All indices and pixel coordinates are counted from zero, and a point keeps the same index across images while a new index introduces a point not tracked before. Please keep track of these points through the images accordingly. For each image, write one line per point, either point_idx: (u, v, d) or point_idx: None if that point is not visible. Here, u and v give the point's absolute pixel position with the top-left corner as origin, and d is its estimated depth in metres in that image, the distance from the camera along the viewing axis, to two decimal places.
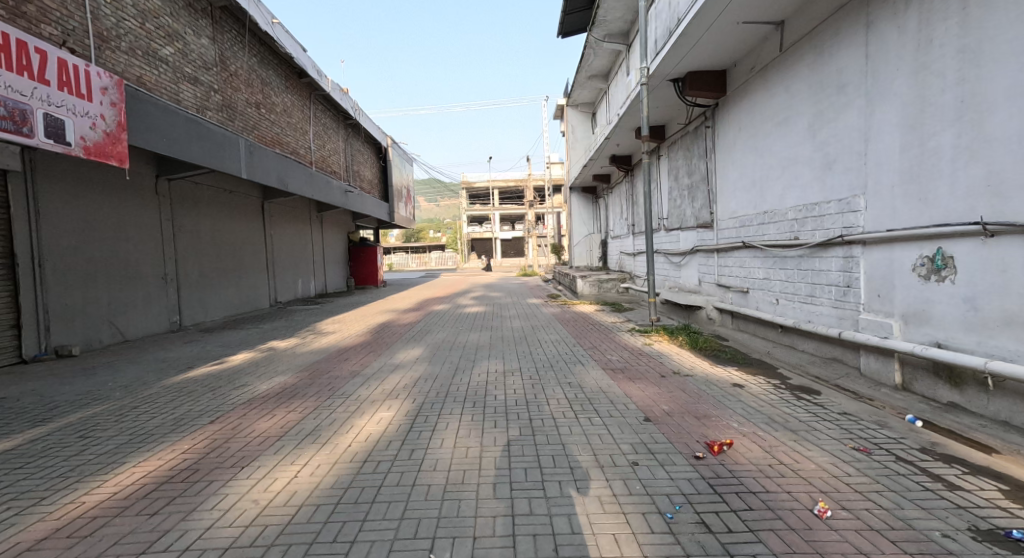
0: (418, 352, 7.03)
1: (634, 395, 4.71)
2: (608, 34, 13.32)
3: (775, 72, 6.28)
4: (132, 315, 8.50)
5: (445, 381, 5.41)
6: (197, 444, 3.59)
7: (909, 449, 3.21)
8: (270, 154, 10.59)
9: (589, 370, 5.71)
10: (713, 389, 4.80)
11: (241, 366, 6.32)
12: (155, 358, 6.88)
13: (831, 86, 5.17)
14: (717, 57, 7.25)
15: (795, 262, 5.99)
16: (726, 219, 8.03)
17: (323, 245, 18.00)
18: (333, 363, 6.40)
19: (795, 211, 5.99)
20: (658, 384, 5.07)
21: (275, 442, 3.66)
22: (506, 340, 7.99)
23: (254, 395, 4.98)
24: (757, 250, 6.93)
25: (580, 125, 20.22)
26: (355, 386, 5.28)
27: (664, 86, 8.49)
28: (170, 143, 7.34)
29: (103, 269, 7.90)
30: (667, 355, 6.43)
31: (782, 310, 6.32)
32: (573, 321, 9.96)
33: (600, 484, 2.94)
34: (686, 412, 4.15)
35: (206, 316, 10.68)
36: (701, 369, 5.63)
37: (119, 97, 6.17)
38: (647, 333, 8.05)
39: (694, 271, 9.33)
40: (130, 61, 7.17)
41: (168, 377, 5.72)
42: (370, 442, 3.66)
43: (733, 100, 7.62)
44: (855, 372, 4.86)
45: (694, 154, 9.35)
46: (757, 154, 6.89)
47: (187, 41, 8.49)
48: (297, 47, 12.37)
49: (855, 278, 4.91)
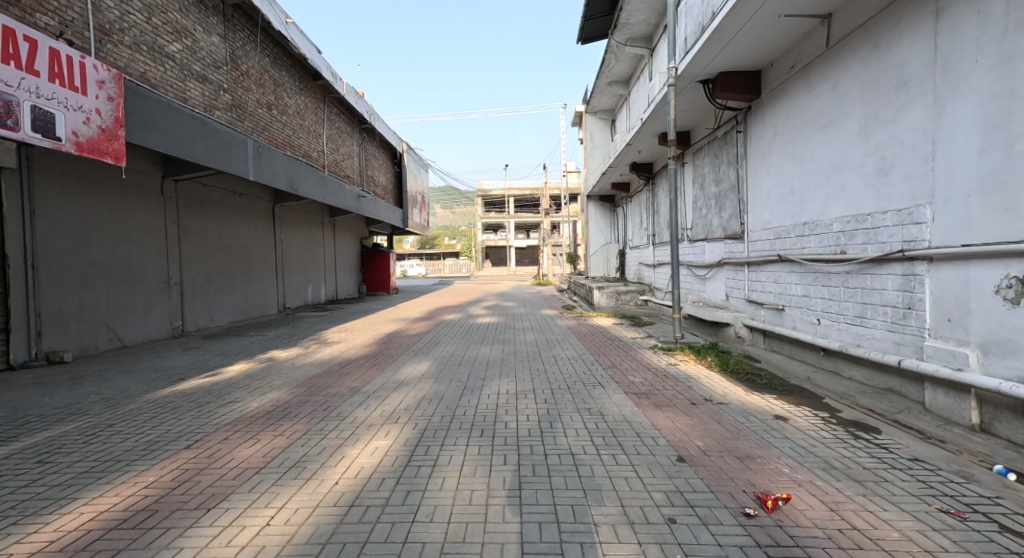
0: (425, 367, 6.56)
1: (662, 427, 4.17)
2: (631, 38, 12.85)
3: (820, 70, 5.74)
4: (131, 321, 8.19)
5: (451, 403, 4.93)
6: (164, 476, 3.15)
7: (1011, 513, 2.63)
8: (279, 156, 10.30)
9: (611, 394, 5.18)
10: (754, 421, 4.24)
11: (236, 378, 5.93)
12: (149, 367, 6.51)
13: (889, 83, 4.62)
14: (754, 54, 6.71)
15: (841, 279, 5.40)
16: (758, 230, 7.46)
17: (334, 251, 17.75)
18: (333, 378, 5.97)
19: (841, 222, 5.42)
20: (688, 413, 4.52)
21: (253, 476, 3.21)
22: (519, 355, 7.47)
23: (242, 414, 4.55)
24: (794, 264, 6.35)
25: (599, 131, 19.75)
26: (353, 406, 4.83)
27: (693, 88, 7.99)
28: (173, 141, 7.03)
29: (102, 273, 7.61)
30: (695, 378, 5.87)
31: (824, 331, 5.73)
32: (590, 335, 9.43)
33: (631, 550, 2.42)
34: (726, 451, 3.59)
35: (210, 321, 10.37)
36: (736, 396, 5.06)
37: (117, 91, 5.86)
38: (670, 351, 7.48)
39: (721, 286, 8.75)
40: (134, 56, 6.88)
41: (156, 389, 5.34)
42: (360, 480, 3.18)
43: (768, 102, 7.08)
44: (917, 407, 4.26)
45: (722, 161, 8.80)
46: (797, 160, 6.33)
47: (196, 38, 8.24)
48: (312, 48, 12.14)
49: (918, 299, 4.32)
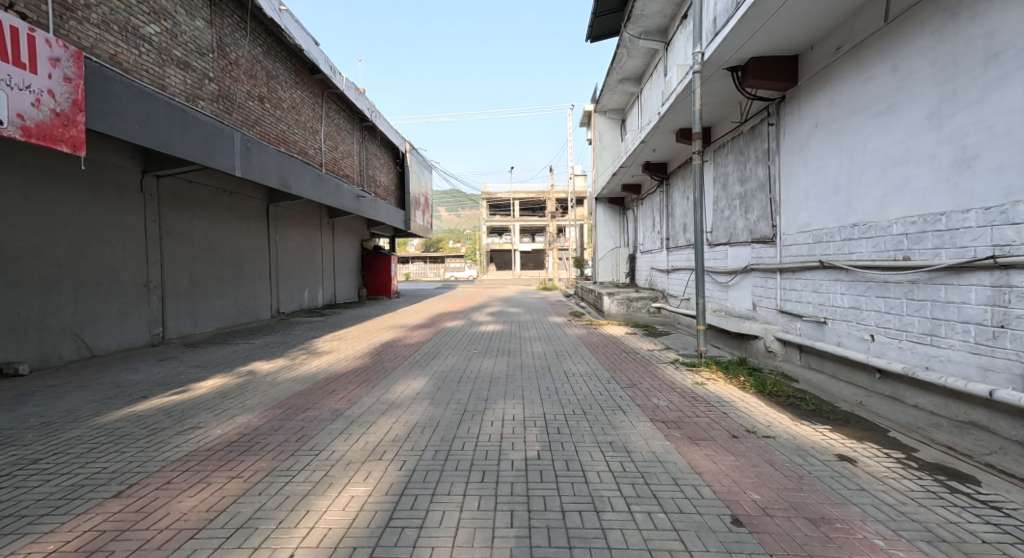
0: (421, 385, 5.80)
1: (705, 470, 3.43)
2: (645, 31, 12.10)
3: (874, 49, 5.02)
4: (103, 328, 7.51)
5: (448, 432, 4.19)
6: (68, 545, 2.46)
7: None
8: (270, 151, 9.61)
9: (635, 423, 4.43)
10: (817, 465, 3.47)
11: (206, 397, 5.21)
12: (111, 381, 5.80)
13: (974, 57, 3.92)
14: (792, 36, 5.99)
15: (902, 291, 4.65)
16: (793, 233, 6.70)
17: (333, 254, 17.06)
18: (315, 398, 5.23)
19: (903, 223, 4.66)
20: (731, 451, 3.76)
21: (184, 544, 2.49)
22: (526, 370, 6.69)
23: (200, 445, 3.83)
24: (839, 273, 5.60)
25: (608, 132, 19.00)
26: (332, 436, 4.10)
27: (719, 76, 7.28)
28: (148, 130, 6.37)
29: (69, 275, 6.97)
30: (729, 403, 5.11)
31: (879, 350, 4.97)
32: (602, 346, 8.67)
33: None
34: (791, 509, 2.85)
35: (195, 328, 9.69)
36: (783, 427, 4.30)
37: (75, 71, 5.22)
38: (695, 367, 6.72)
39: (748, 294, 7.98)
40: (103, 37, 6.22)
41: (109, 411, 4.64)
42: (324, 551, 2.47)
43: (806, 90, 6.37)
44: (1016, 448, 3.52)
45: (749, 157, 8.07)
46: (844, 153, 5.57)
47: (177, 21, 7.62)
48: (309, 38, 11.49)
49: (1016, 317, 3.61)
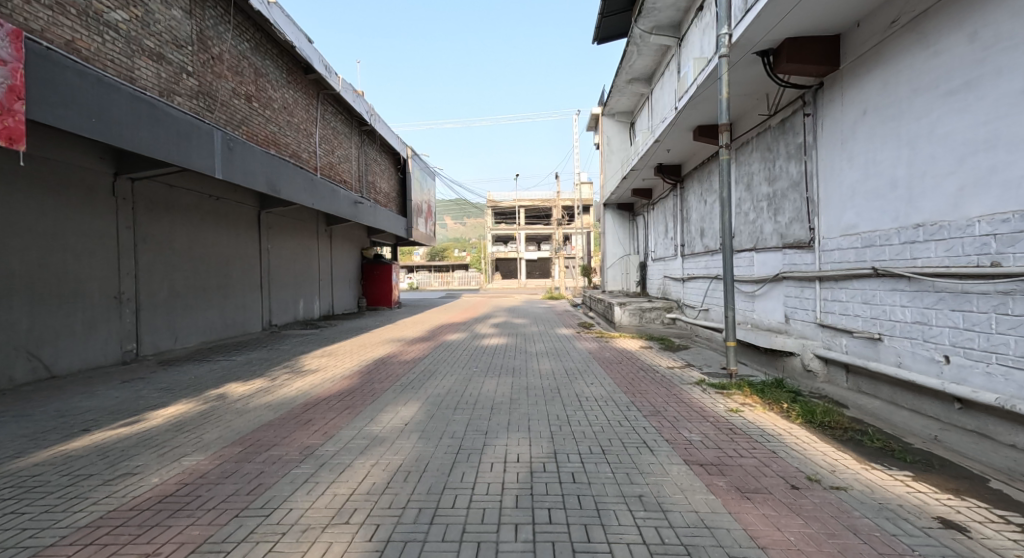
0: (411, 414, 5.00)
1: (769, 544, 2.59)
2: (657, 26, 11.32)
3: (942, 16, 4.26)
4: (65, 346, 6.80)
5: (437, 480, 3.39)
6: None
7: None
8: (257, 152, 8.91)
9: (668, 468, 3.60)
10: (918, 536, 2.63)
11: (156, 431, 4.41)
12: (55, 410, 5.02)
13: None
14: (836, 11, 5.22)
15: (991, 304, 3.83)
16: (835, 236, 5.88)
17: (330, 263, 16.33)
18: (284, 431, 4.43)
19: (992, 221, 3.85)
20: (797, 511, 2.92)
21: None
22: (532, 394, 5.84)
23: (126, 501, 3.06)
24: (899, 281, 4.77)
25: (617, 135, 18.31)
26: (293, 486, 3.29)
27: (748, 62, 6.50)
28: (107, 125, 5.67)
29: (23, 287, 6.27)
30: (776, 438, 4.24)
31: (958, 375, 4.12)
32: (617, 363, 7.80)
33: None
34: None
35: (175, 343, 8.98)
36: (854, 474, 3.46)
37: (11, 53, 4.59)
38: (725, 389, 5.87)
39: (779, 305, 7.14)
40: (56, 19, 5.57)
41: (32, 452, 3.86)
42: None
43: (850, 73, 5.58)
44: None
45: (779, 154, 7.26)
46: (902, 143, 4.78)
47: (150, 9, 6.98)
48: (302, 36, 10.88)
49: None
